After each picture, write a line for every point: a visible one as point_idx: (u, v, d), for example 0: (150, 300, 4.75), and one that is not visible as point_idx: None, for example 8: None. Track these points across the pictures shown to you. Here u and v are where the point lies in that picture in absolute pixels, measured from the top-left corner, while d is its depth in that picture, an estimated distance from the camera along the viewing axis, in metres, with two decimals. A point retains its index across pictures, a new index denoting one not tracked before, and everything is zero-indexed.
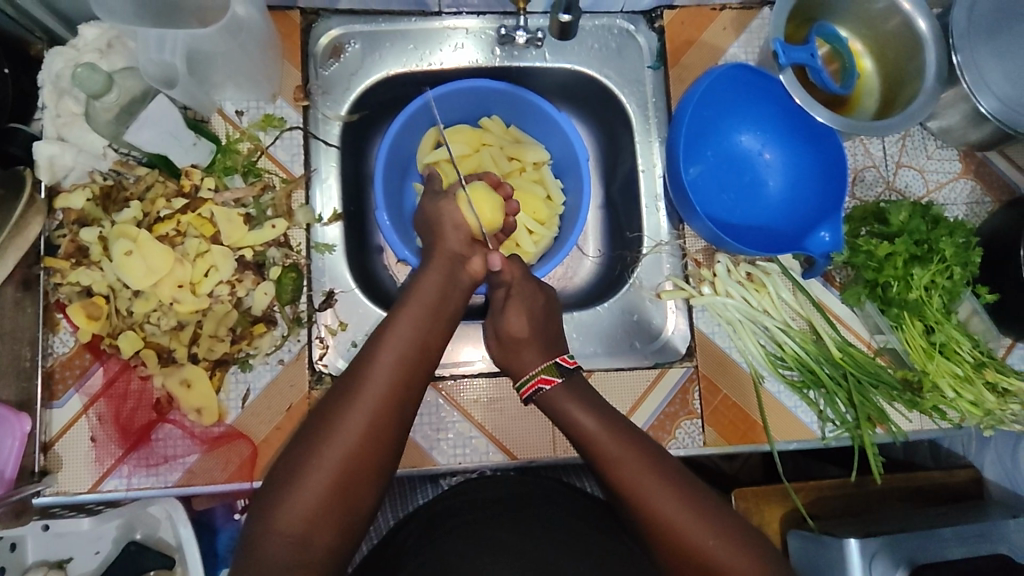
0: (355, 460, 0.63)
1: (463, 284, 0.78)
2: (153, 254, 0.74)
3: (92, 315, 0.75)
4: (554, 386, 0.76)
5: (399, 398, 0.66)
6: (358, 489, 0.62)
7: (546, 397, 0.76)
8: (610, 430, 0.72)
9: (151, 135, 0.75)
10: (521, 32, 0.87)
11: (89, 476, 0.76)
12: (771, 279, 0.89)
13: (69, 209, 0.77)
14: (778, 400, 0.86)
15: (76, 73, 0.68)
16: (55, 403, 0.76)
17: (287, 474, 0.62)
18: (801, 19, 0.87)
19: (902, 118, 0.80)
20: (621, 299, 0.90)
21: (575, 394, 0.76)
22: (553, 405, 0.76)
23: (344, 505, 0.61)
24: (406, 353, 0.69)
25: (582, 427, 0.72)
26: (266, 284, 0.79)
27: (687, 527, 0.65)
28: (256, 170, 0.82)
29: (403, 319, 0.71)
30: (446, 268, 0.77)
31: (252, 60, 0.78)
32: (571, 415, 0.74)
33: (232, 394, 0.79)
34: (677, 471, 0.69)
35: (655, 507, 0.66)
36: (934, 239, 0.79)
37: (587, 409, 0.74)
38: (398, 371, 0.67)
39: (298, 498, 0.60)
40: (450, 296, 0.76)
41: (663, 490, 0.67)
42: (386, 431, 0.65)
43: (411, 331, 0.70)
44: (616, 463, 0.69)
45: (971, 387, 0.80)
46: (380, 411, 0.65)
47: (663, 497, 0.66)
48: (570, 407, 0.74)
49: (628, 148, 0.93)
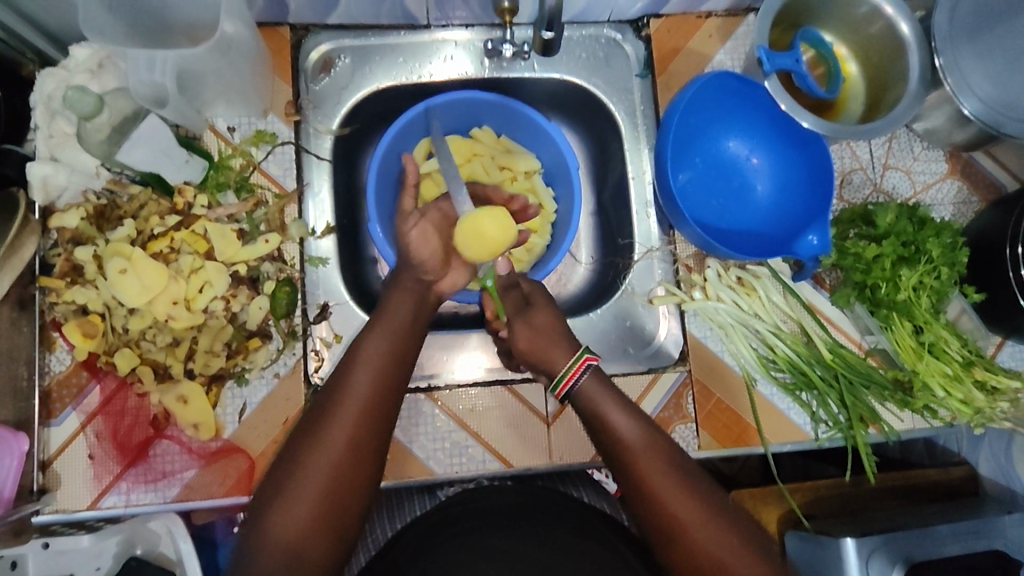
0: (339, 474, 0.63)
1: (433, 301, 0.77)
2: (146, 271, 0.74)
3: (88, 333, 0.76)
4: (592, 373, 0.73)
5: (380, 407, 0.67)
6: (346, 501, 0.63)
7: (579, 392, 0.73)
8: (642, 430, 0.69)
9: (144, 154, 0.76)
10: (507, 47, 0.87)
11: (88, 493, 0.76)
12: (761, 282, 0.90)
13: (63, 228, 0.77)
14: (771, 402, 0.87)
15: (66, 96, 0.69)
16: (53, 421, 0.77)
17: (277, 486, 0.63)
18: (785, 25, 0.88)
19: (886, 121, 0.81)
20: (613, 306, 0.91)
21: (610, 392, 0.72)
22: (588, 399, 0.72)
23: (332, 517, 0.63)
24: (380, 369, 0.68)
25: (613, 424, 0.70)
26: (260, 299, 0.80)
27: (704, 535, 0.65)
28: (249, 186, 0.83)
29: (375, 336, 0.70)
30: (414, 284, 0.75)
31: (243, 78, 0.79)
32: (603, 411, 0.71)
33: (228, 408, 0.79)
34: (700, 478, 0.68)
35: (677, 512, 0.65)
36: (921, 240, 0.80)
37: (621, 406, 0.71)
38: (375, 388, 0.67)
39: (286, 513, 0.61)
40: (421, 310, 0.75)
41: (686, 498, 0.66)
42: (366, 445, 0.65)
43: (383, 347, 0.69)
44: (644, 463, 0.67)
45: (961, 386, 0.80)
46: (361, 424, 0.65)
47: (687, 505, 0.66)
48: (604, 404, 0.71)
49: (617, 155, 0.94)
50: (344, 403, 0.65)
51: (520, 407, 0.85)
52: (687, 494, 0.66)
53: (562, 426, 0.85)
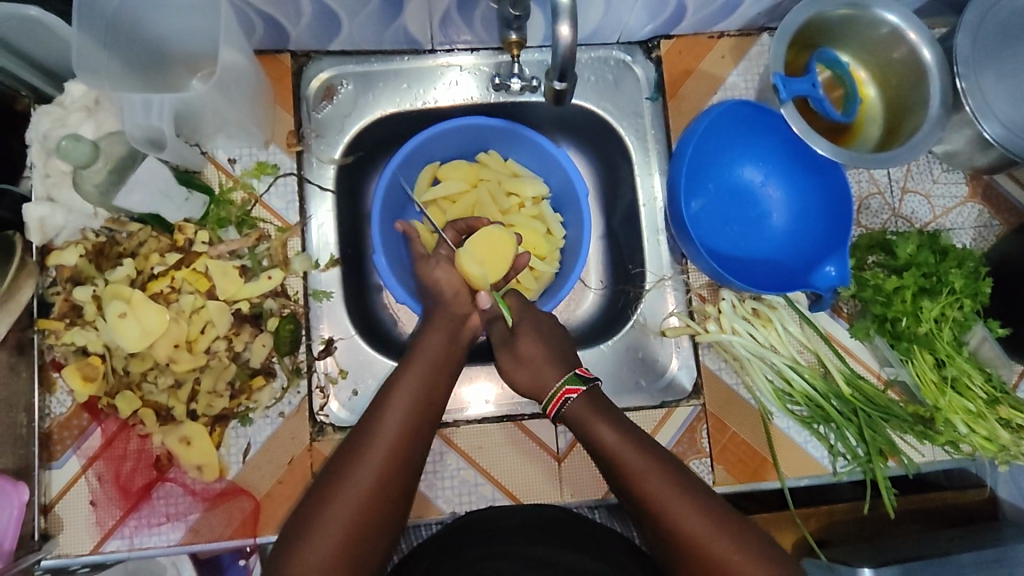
0: (365, 518, 0.61)
1: (464, 341, 0.77)
2: (147, 314, 0.72)
3: (88, 376, 0.74)
4: (580, 396, 0.73)
5: (408, 450, 0.66)
6: (369, 546, 0.61)
7: (570, 413, 0.73)
8: (633, 444, 0.69)
9: (141, 196, 0.73)
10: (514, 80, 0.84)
11: (90, 538, 0.75)
12: (777, 312, 0.87)
13: (62, 266, 0.75)
14: (788, 436, 0.85)
15: (60, 145, 0.66)
16: (54, 464, 0.75)
17: (303, 523, 0.61)
18: (800, 46, 0.85)
19: (906, 149, 0.78)
20: (625, 337, 0.88)
21: (601, 409, 0.72)
22: (579, 419, 0.72)
23: (356, 561, 0.60)
24: (412, 411, 0.68)
25: (603, 440, 0.70)
26: (264, 336, 0.78)
27: (712, 548, 0.62)
28: (250, 221, 0.81)
29: (408, 377, 0.70)
30: (448, 327, 0.76)
31: (244, 111, 0.77)
32: (595, 429, 0.71)
33: (232, 448, 0.77)
34: (701, 489, 0.66)
35: (679, 521, 0.63)
36: (942, 271, 0.77)
37: (612, 422, 0.71)
38: (406, 432, 0.66)
39: (311, 548, 0.59)
40: (454, 353, 0.75)
41: (686, 507, 0.64)
42: (392, 491, 0.63)
43: (415, 389, 0.69)
44: (638, 475, 0.66)
45: (985, 422, 0.78)
46: (390, 464, 0.64)
47: (689, 516, 0.64)
48: (595, 421, 0.71)
49: (627, 180, 0.92)
50: (373, 446, 0.65)
51: (530, 443, 0.83)
52: (688, 505, 0.64)
53: (573, 463, 0.83)
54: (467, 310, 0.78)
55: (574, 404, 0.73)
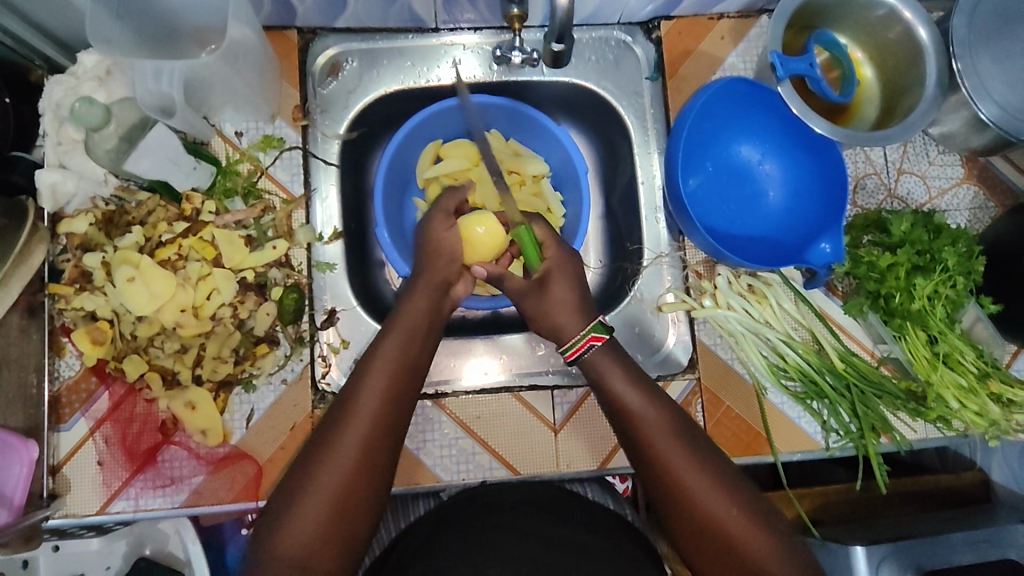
0: (352, 487, 0.62)
1: (448, 309, 0.75)
2: (155, 280, 0.75)
3: (96, 340, 0.76)
4: (603, 346, 0.71)
5: (390, 420, 0.65)
6: (359, 513, 0.62)
7: (588, 361, 0.71)
8: (648, 399, 0.68)
9: (152, 162, 0.74)
10: (516, 53, 0.85)
11: (97, 499, 0.77)
12: (772, 289, 0.89)
13: (72, 234, 0.77)
14: (781, 411, 0.86)
15: (74, 107, 0.68)
16: (63, 426, 0.77)
17: (290, 493, 0.62)
18: (799, 27, 0.86)
19: (900, 128, 0.79)
20: (622, 312, 0.90)
21: (621, 361, 0.71)
22: (595, 368, 0.71)
23: (347, 527, 0.62)
24: (393, 380, 0.66)
25: (617, 392, 0.69)
26: (268, 305, 0.80)
27: (715, 510, 0.63)
28: (256, 192, 0.83)
29: (391, 345, 0.68)
30: (431, 290, 0.74)
31: (251, 84, 0.79)
32: (607, 378, 0.70)
33: (236, 414, 0.79)
34: (710, 450, 0.67)
35: (685, 476, 0.64)
36: (936, 249, 0.78)
37: (627, 375, 0.70)
38: (388, 400, 0.65)
39: (300, 518, 0.60)
40: (437, 317, 0.73)
41: (694, 466, 0.65)
42: (377, 460, 0.63)
43: (397, 356, 0.68)
44: (649, 430, 0.66)
45: (976, 398, 0.78)
46: (371, 437, 0.63)
47: (694, 470, 0.65)
48: (610, 372, 0.70)
49: (626, 159, 0.93)
50: (354, 417, 0.64)
51: (528, 413, 0.85)
52: (696, 464, 0.65)
53: (569, 435, 0.85)
54: (449, 279, 0.76)
55: (596, 353, 0.71)
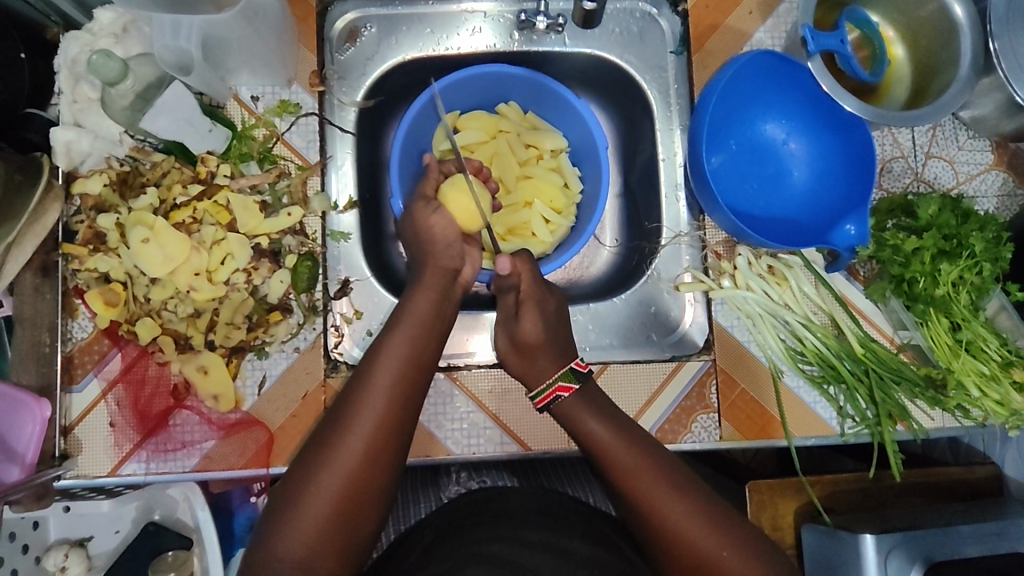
0: (355, 489, 0.63)
1: (457, 297, 0.77)
2: (169, 241, 0.74)
3: (110, 302, 0.75)
4: (571, 395, 0.75)
5: (395, 420, 0.66)
6: (364, 505, 0.64)
7: (558, 409, 0.75)
8: (623, 439, 0.71)
9: (168, 122, 0.74)
10: (541, 17, 0.86)
11: (108, 460, 0.77)
12: (793, 271, 0.87)
13: (86, 194, 0.76)
14: (797, 395, 0.85)
15: (92, 60, 0.66)
16: (75, 387, 0.77)
17: (296, 487, 0.63)
18: (831, 3, 0.84)
19: (933, 108, 0.77)
20: (638, 291, 0.88)
21: (590, 403, 0.75)
22: (568, 414, 0.75)
23: (352, 520, 0.63)
24: (399, 378, 0.68)
25: (594, 435, 0.72)
26: (282, 273, 0.79)
27: (698, 536, 0.65)
28: (272, 157, 0.82)
29: (394, 343, 0.70)
30: (438, 285, 0.75)
31: (269, 47, 0.78)
32: (582, 423, 0.73)
33: (248, 380, 0.79)
34: (688, 481, 0.69)
35: (667, 515, 0.66)
36: (963, 233, 0.77)
37: (599, 418, 0.73)
38: (396, 396, 0.67)
39: (309, 512, 0.61)
40: (444, 312, 0.75)
41: (673, 497, 0.67)
42: (384, 455, 0.65)
43: (404, 353, 0.70)
44: (624, 469, 0.69)
45: (998, 386, 0.78)
46: (376, 437, 0.65)
47: (676, 507, 0.66)
48: (584, 417, 0.73)
49: (648, 136, 0.91)
50: (362, 414, 0.65)
51: None
52: (675, 495, 0.67)
53: None
54: (456, 265, 0.78)
55: (564, 402, 0.75)
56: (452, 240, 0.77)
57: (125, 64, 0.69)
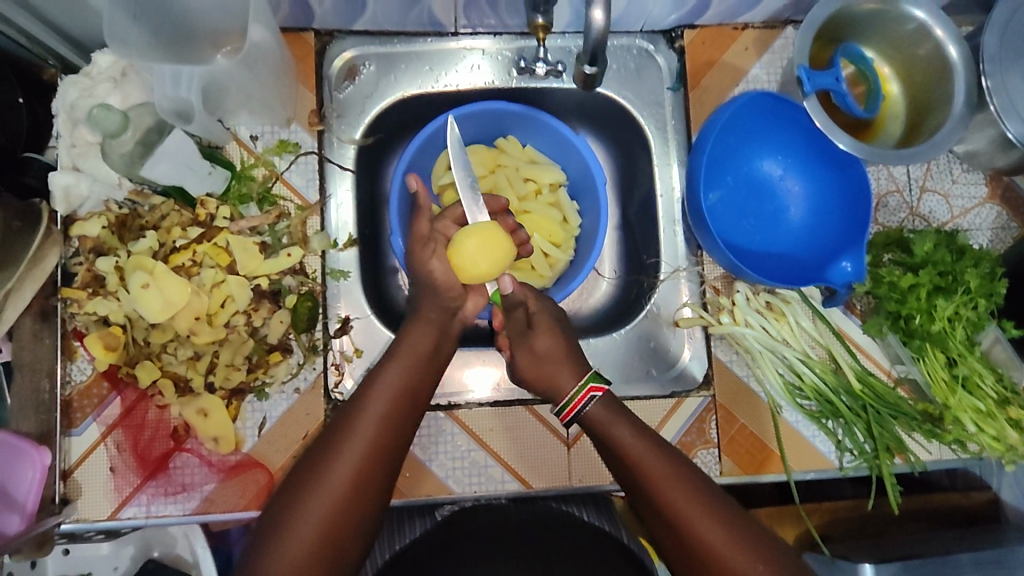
0: (344, 515, 0.61)
1: (454, 332, 0.77)
2: (169, 286, 0.73)
3: (109, 346, 0.75)
4: (603, 397, 0.73)
5: (387, 446, 0.65)
6: (348, 534, 0.61)
7: (588, 418, 0.73)
8: (652, 448, 0.69)
9: (168, 168, 0.73)
10: (541, 64, 0.85)
11: (108, 504, 0.76)
12: (791, 307, 0.87)
13: (85, 236, 0.76)
14: (796, 430, 0.86)
15: (92, 113, 0.67)
16: (74, 431, 0.76)
17: (285, 510, 0.61)
18: (826, 39, 0.85)
19: (927, 146, 0.78)
20: (638, 326, 0.88)
21: (620, 413, 0.72)
22: (597, 423, 0.72)
23: (335, 551, 0.60)
24: (393, 404, 0.67)
25: (620, 443, 0.70)
26: (282, 313, 0.79)
27: (732, 548, 0.62)
28: (271, 198, 0.82)
29: (391, 369, 0.70)
30: (437, 321, 0.75)
31: (268, 88, 0.78)
32: (613, 431, 0.70)
33: (248, 422, 0.79)
34: (718, 494, 0.66)
35: (699, 525, 0.63)
36: (959, 270, 0.77)
37: (629, 425, 0.71)
38: (389, 423, 0.66)
39: (295, 536, 0.59)
40: (440, 347, 0.75)
41: (701, 512, 0.64)
42: (374, 480, 0.63)
43: (400, 380, 0.69)
44: (655, 479, 0.66)
45: (993, 422, 0.78)
46: (367, 461, 0.63)
47: (707, 516, 0.64)
48: (613, 423, 0.71)
49: (645, 171, 0.92)
50: (353, 437, 0.64)
51: (540, 427, 0.84)
52: (706, 510, 0.64)
53: (582, 450, 0.84)
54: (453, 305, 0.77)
55: (596, 406, 0.72)
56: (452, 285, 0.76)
57: (126, 116, 0.69)
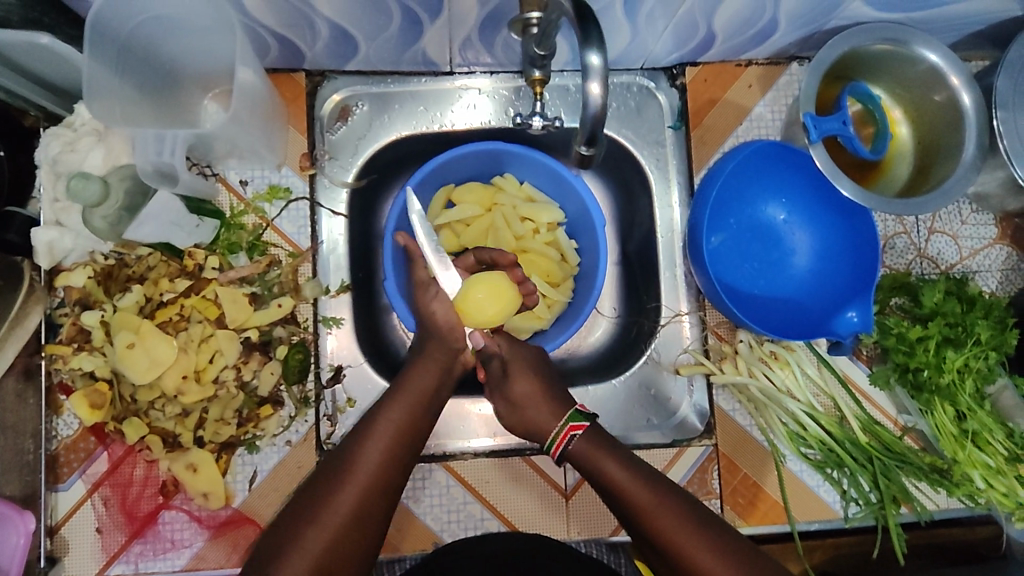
0: (338, 554, 0.60)
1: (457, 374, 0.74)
2: (156, 347, 0.72)
3: (95, 405, 0.73)
4: (584, 433, 0.70)
5: (385, 483, 0.64)
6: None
7: (572, 454, 0.70)
8: (644, 483, 0.66)
9: (155, 229, 0.71)
10: (536, 119, 0.70)
11: (95, 562, 0.75)
12: (796, 354, 0.86)
13: (70, 287, 0.75)
14: (800, 479, 0.85)
15: (70, 185, 0.64)
16: (60, 486, 0.75)
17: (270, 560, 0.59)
18: (833, 78, 0.82)
19: (937, 195, 0.75)
20: (638, 372, 0.86)
21: (603, 444, 0.69)
22: (582, 457, 0.69)
23: None
24: (393, 442, 0.66)
25: (608, 476, 0.67)
26: (272, 364, 0.78)
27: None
28: (261, 245, 0.80)
29: (395, 406, 0.69)
30: (440, 360, 0.72)
31: (258, 135, 0.76)
32: (598, 465, 0.67)
33: (239, 476, 0.77)
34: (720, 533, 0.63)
35: (695, 556, 0.61)
36: (969, 322, 0.75)
37: (618, 459, 0.68)
38: (383, 471, 0.64)
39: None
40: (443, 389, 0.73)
41: (702, 549, 0.62)
42: (371, 518, 0.63)
43: (399, 423, 0.67)
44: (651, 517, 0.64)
45: (1004, 479, 0.75)
46: (365, 499, 0.63)
47: (701, 547, 0.62)
48: (601, 458, 0.68)
49: (646, 210, 0.89)
50: (353, 475, 0.64)
51: (538, 478, 0.82)
52: (700, 540, 0.62)
53: (581, 502, 0.82)
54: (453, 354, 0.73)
55: (580, 442, 0.69)
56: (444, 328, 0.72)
57: (104, 184, 0.67)
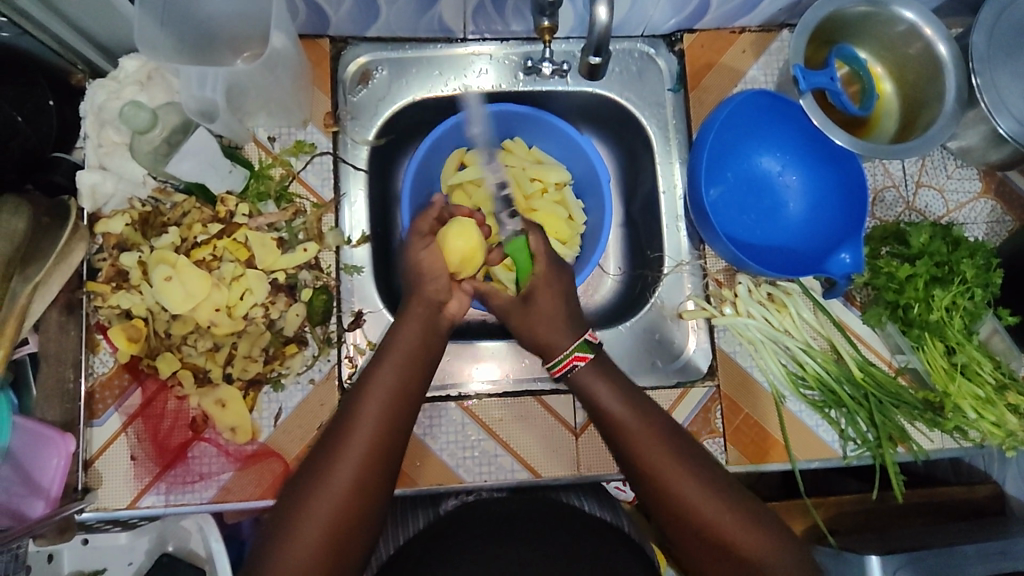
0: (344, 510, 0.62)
1: (442, 328, 0.74)
2: (191, 279, 0.77)
3: (132, 338, 0.78)
4: (588, 364, 0.73)
5: (380, 444, 0.65)
6: (350, 532, 0.62)
7: (574, 378, 0.73)
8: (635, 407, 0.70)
9: (190, 166, 0.78)
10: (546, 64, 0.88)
11: (127, 493, 0.78)
12: (792, 299, 0.90)
13: (108, 233, 0.79)
14: (800, 419, 0.87)
15: (123, 110, 0.72)
16: (96, 421, 0.79)
17: (307, 486, 0.63)
18: (820, 41, 0.87)
19: (920, 141, 0.80)
20: (642, 318, 0.91)
21: (606, 374, 0.73)
22: (582, 382, 0.73)
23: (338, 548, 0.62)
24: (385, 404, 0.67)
25: (603, 402, 0.71)
26: (298, 306, 0.82)
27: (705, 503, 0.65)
28: (288, 195, 0.85)
29: (386, 366, 0.69)
30: (424, 318, 0.72)
31: (286, 90, 0.81)
32: (594, 390, 0.72)
33: (265, 412, 0.81)
34: (711, 471, 0.67)
35: (678, 483, 0.66)
36: (954, 260, 0.79)
37: (615, 387, 0.71)
38: (378, 428, 0.65)
39: (317, 510, 0.61)
40: (432, 344, 0.73)
41: (691, 478, 0.66)
42: (372, 475, 0.64)
43: (390, 382, 0.68)
44: (636, 439, 0.68)
45: (993, 409, 0.79)
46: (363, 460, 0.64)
47: (685, 473, 0.66)
48: (598, 386, 0.71)
49: (648, 169, 0.95)
50: (351, 436, 0.64)
51: (550, 417, 0.86)
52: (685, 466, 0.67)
53: (590, 441, 0.86)
54: (443, 297, 0.74)
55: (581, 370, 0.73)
56: (442, 280, 0.73)
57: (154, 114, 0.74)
